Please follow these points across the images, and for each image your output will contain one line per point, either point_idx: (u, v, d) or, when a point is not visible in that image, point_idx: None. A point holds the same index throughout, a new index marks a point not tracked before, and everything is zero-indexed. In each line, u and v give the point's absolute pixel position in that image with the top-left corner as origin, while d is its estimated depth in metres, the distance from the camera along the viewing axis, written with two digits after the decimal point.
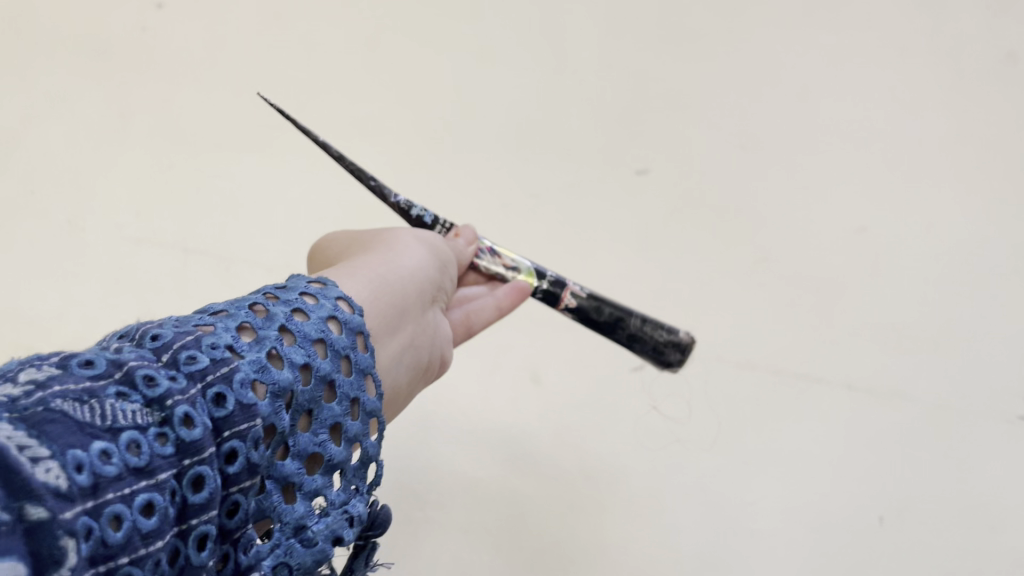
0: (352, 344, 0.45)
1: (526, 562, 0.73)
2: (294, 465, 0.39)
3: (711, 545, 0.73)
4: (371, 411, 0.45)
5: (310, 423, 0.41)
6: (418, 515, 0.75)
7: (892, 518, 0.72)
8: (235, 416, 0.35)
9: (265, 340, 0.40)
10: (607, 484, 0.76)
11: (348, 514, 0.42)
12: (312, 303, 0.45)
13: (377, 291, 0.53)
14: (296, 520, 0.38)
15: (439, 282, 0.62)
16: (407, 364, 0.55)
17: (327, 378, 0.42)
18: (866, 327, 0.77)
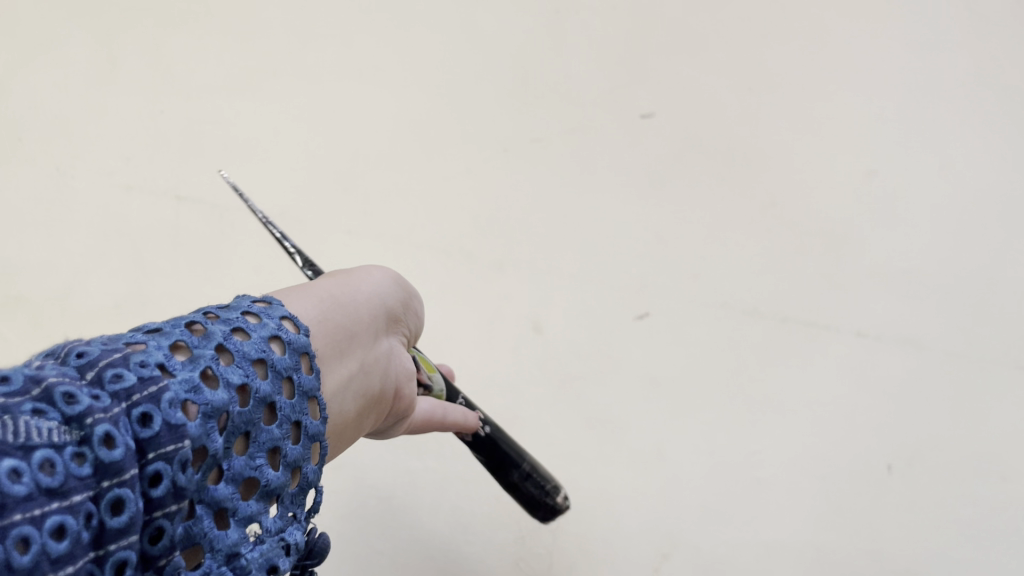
0: (296, 365, 0.37)
1: (528, 511, 0.72)
2: (227, 489, 0.32)
3: (719, 495, 0.70)
4: (315, 436, 0.37)
5: (247, 446, 0.33)
6: (417, 468, 0.74)
7: (901, 467, 0.70)
8: (161, 437, 0.28)
9: (201, 357, 0.32)
10: (611, 434, 0.73)
11: (285, 542, 0.34)
12: (254, 321, 0.37)
13: (326, 310, 0.44)
14: (230, 547, 0.31)
15: (400, 314, 0.53)
16: (358, 395, 0.45)
17: (268, 399, 0.34)
18: (875, 276, 0.76)
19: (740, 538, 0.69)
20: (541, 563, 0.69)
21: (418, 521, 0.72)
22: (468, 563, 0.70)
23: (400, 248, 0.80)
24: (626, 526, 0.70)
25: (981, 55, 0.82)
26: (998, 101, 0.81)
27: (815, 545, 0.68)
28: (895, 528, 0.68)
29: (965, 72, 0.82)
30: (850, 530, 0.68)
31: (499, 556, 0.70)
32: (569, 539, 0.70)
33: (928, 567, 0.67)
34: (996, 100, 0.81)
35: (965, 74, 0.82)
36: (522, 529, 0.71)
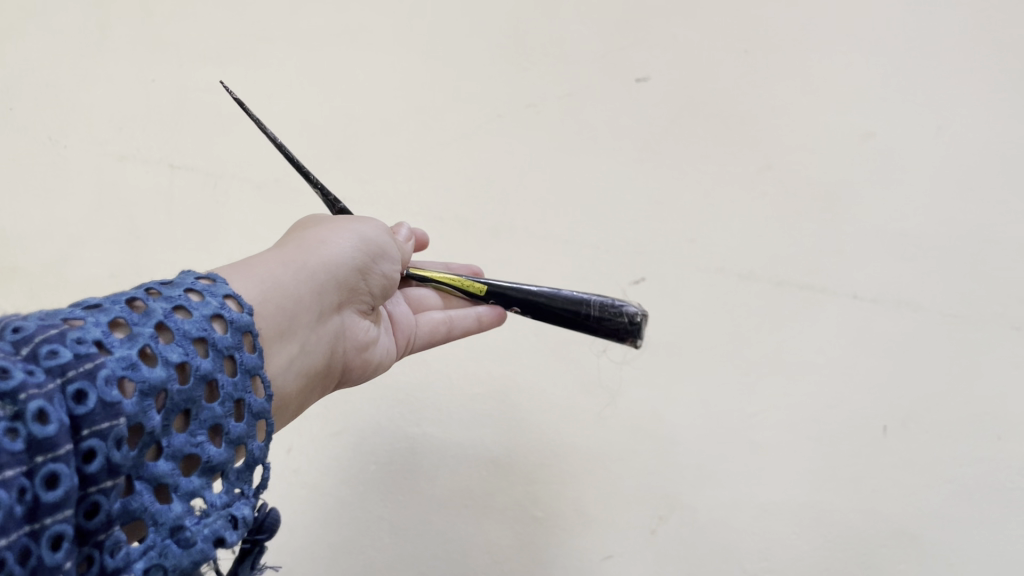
0: (237, 344, 0.42)
1: (527, 474, 0.72)
2: (168, 466, 0.36)
3: (715, 459, 0.71)
4: (258, 412, 0.42)
5: (187, 423, 0.38)
6: (414, 433, 0.75)
7: (896, 428, 0.70)
8: (95, 415, 0.31)
9: (139, 336, 0.36)
10: (608, 399, 0.74)
11: (230, 515, 0.38)
12: (197, 300, 0.41)
13: (266, 293, 0.48)
14: (173, 520, 0.35)
15: (359, 280, 0.56)
16: (296, 373, 0.51)
17: (208, 377, 0.39)
18: (871, 238, 0.76)
19: (732, 499, 0.69)
20: (540, 527, 0.70)
21: (420, 487, 0.73)
22: (464, 527, 0.71)
23: (396, 215, 0.80)
24: (620, 489, 0.71)
25: (982, 13, 0.81)
26: (998, 59, 0.80)
27: (808, 506, 0.69)
28: (889, 489, 0.69)
29: (965, 30, 0.81)
30: (842, 490, 0.69)
31: (496, 519, 0.71)
32: (566, 502, 0.71)
33: (919, 528, 0.68)
34: (996, 56, 0.80)
35: (965, 31, 0.81)
36: (520, 493, 0.71)
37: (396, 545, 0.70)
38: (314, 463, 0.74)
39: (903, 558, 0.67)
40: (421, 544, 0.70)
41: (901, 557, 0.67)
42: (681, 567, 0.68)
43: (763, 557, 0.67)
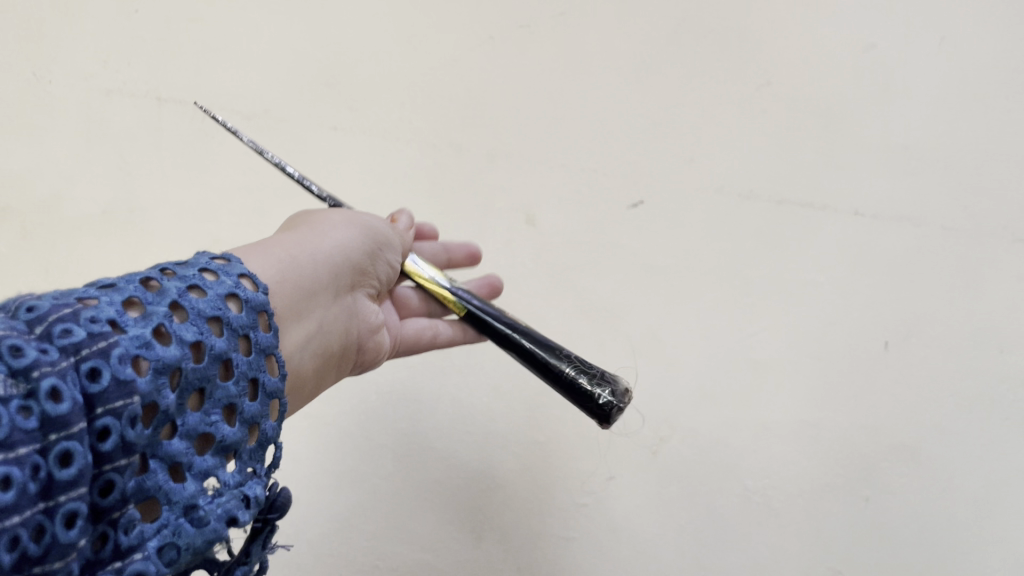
0: (252, 323, 0.42)
1: (527, 399, 0.73)
2: (182, 444, 0.36)
3: (717, 379, 0.71)
4: (271, 393, 0.42)
5: (202, 402, 0.37)
6: (414, 362, 0.75)
7: (898, 342, 0.70)
8: (109, 393, 0.31)
9: (154, 315, 0.36)
10: (607, 322, 0.73)
11: (243, 495, 0.38)
12: (212, 280, 0.41)
13: (287, 271, 0.49)
14: (187, 499, 0.35)
15: (368, 264, 0.58)
16: (314, 351, 0.51)
17: (223, 355, 0.39)
18: (873, 153, 0.75)
19: (733, 419, 0.70)
20: (543, 451, 0.71)
21: (421, 413, 0.73)
22: (467, 451, 0.72)
23: (390, 144, 0.79)
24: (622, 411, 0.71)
25: None
26: None
27: (810, 424, 0.69)
28: (891, 404, 0.69)
29: None
30: (843, 406, 0.69)
31: (498, 443, 0.72)
32: (569, 426, 0.72)
33: (921, 439, 0.68)
34: None
35: None
36: (521, 418, 0.72)
37: (400, 473, 0.71)
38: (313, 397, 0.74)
39: (905, 471, 0.68)
40: (423, 469, 0.71)
41: (903, 470, 0.68)
42: (684, 486, 0.69)
43: (765, 474, 0.68)
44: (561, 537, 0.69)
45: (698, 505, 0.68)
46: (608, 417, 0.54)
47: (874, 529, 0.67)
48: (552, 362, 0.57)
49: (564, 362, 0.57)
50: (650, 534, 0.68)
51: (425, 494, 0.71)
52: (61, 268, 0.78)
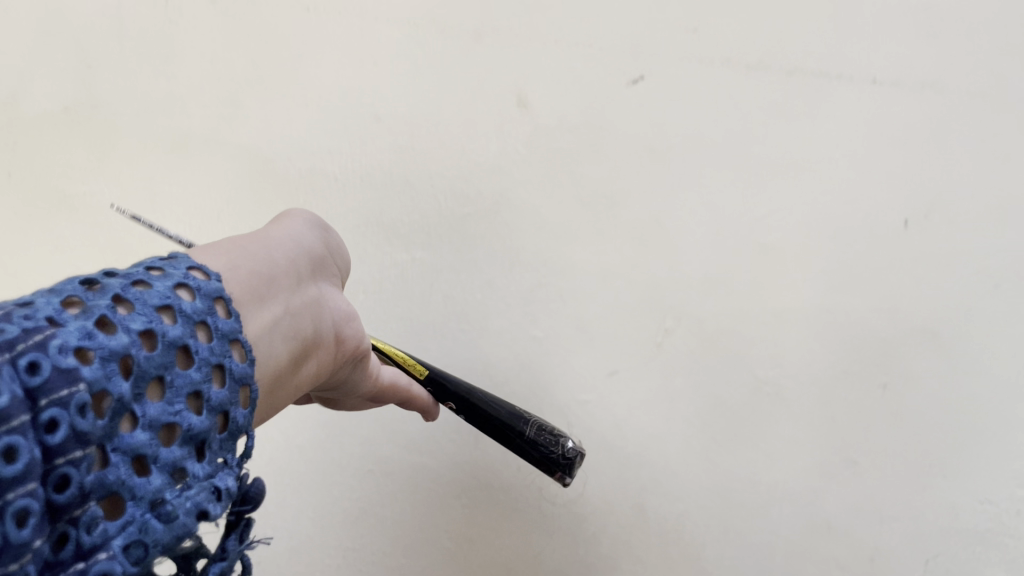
0: (210, 309, 0.36)
1: (524, 295, 0.69)
2: (146, 436, 0.31)
3: (724, 266, 0.67)
4: (243, 379, 0.37)
5: (163, 392, 0.32)
6: (402, 259, 0.71)
7: (919, 219, 0.65)
8: (51, 382, 0.27)
9: (95, 307, 0.31)
10: (606, 209, 0.69)
11: (214, 487, 0.33)
12: (158, 274, 0.36)
13: (238, 258, 0.42)
14: (153, 494, 0.30)
15: (324, 257, 0.51)
16: (289, 339, 0.43)
17: (181, 342, 0.33)
18: (898, 9, 0.67)
19: (740, 308, 0.66)
20: (540, 347, 0.69)
21: (413, 313, 0.71)
22: (462, 353, 0.70)
23: (366, 22, 0.73)
24: (623, 303, 0.68)
25: None
26: None
27: (824, 309, 0.65)
28: (911, 287, 0.65)
29: None
30: (858, 289, 0.65)
31: (494, 341, 0.69)
32: (567, 322, 0.69)
33: (942, 322, 0.64)
34: None
35: None
36: (518, 313, 0.69)
37: None
38: None
39: (926, 355, 0.64)
40: None
41: (925, 354, 0.64)
42: (691, 378, 0.66)
43: (776, 363, 0.65)
44: (561, 434, 0.67)
45: (705, 398, 0.66)
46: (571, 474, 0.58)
47: (892, 417, 0.64)
48: (523, 420, 0.59)
49: (535, 423, 0.59)
50: (655, 428, 0.66)
51: None
52: (44, 177, 0.75)
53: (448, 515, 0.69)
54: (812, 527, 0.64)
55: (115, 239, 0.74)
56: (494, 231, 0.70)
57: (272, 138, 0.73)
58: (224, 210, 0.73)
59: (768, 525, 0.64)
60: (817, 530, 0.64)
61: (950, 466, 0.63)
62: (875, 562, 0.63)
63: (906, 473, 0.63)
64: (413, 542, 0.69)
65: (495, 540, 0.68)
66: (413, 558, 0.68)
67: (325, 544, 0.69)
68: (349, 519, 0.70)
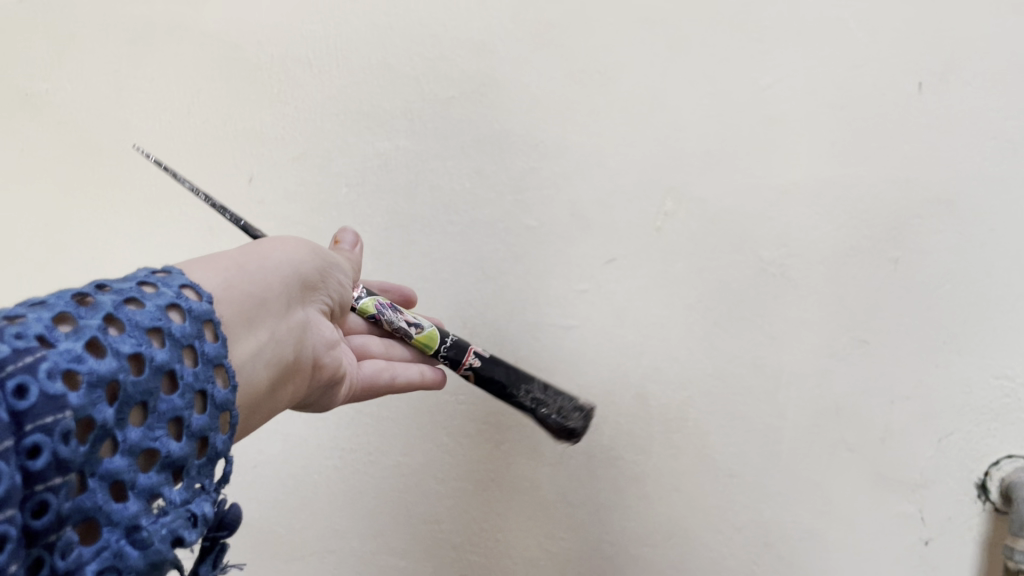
0: (196, 333, 0.38)
1: (515, 181, 0.66)
2: (125, 461, 0.32)
3: (726, 140, 0.63)
4: (222, 404, 0.39)
5: (144, 417, 0.34)
6: (385, 148, 0.68)
7: (934, 83, 0.60)
8: (38, 408, 0.29)
9: (87, 328, 0.32)
10: (599, 85, 0.64)
11: (190, 513, 0.35)
12: (150, 293, 0.37)
13: (236, 281, 0.44)
14: (129, 520, 0.32)
15: (319, 278, 0.52)
16: (267, 363, 0.45)
17: (166, 367, 0.35)
18: None
19: (742, 186, 0.63)
20: (535, 237, 0.66)
21: (401, 206, 0.68)
22: (454, 245, 0.67)
23: None
24: (620, 184, 0.64)
25: None
26: None
27: (832, 183, 0.62)
28: (926, 155, 0.60)
29: None
30: (868, 160, 0.61)
31: (487, 231, 0.66)
32: (561, 207, 0.65)
33: (959, 190, 0.60)
34: None
35: None
36: (510, 202, 0.66)
37: (382, 273, 0.68)
38: (280, 196, 0.69)
39: (941, 227, 0.60)
40: (408, 268, 0.68)
41: (940, 227, 0.60)
42: (693, 263, 0.63)
43: (783, 242, 0.62)
44: (560, 326, 0.65)
45: (708, 282, 0.63)
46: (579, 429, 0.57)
47: (903, 294, 0.61)
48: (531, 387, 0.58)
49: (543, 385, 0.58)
50: (656, 315, 0.64)
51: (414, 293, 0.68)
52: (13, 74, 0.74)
53: (444, 410, 0.68)
54: (819, 410, 0.62)
55: (84, 137, 0.72)
56: (482, 115, 0.66)
57: (241, 25, 0.70)
58: (194, 105, 0.71)
59: (775, 410, 0.62)
60: (824, 413, 0.62)
61: (963, 343, 0.60)
62: (886, 442, 0.61)
63: (921, 352, 0.60)
64: (413, 439, 0.68)
65: (494, 437, 0.67)
66: (412, 455, 0.69)
67: (324, 445, 0.70)
68: (346, 419, 0.70)
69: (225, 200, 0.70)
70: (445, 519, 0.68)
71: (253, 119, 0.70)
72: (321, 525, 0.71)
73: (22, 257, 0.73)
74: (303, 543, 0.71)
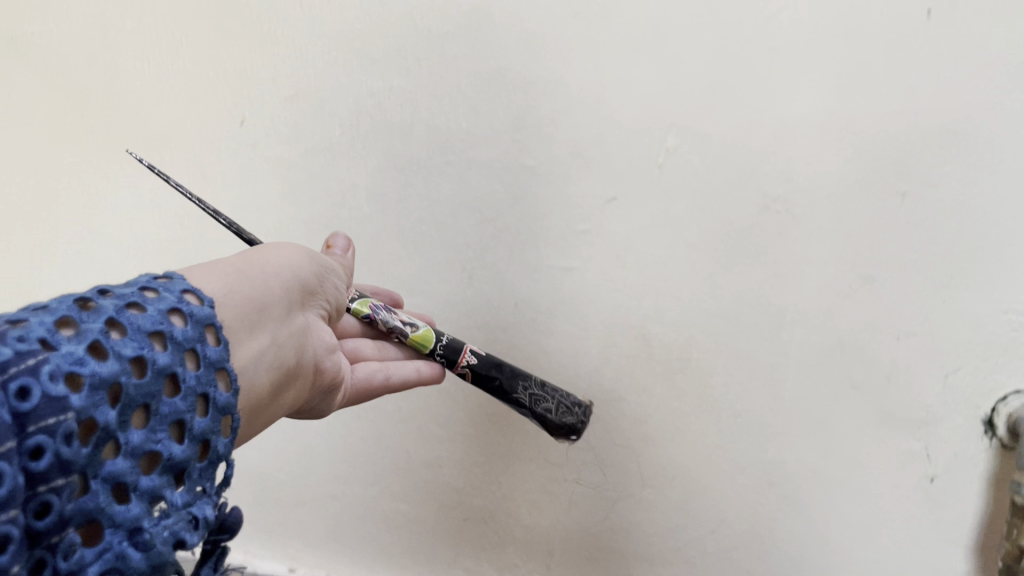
0: (200, 336, 0.36)
1: (512, 119, 0.64)
2: (127, 464, 0.31)
3: (728, 72, 0.60)
4: (226, 408, 0.37)
5: (147, 419, 0.32)
6: (378, 87, 0.66)
7: (944, 8, 0.57)
8: (40, 410, 0.27)
9: (88, 330, 0.31)
10: (594, 17, 0.61)
11: (193, 516, 0.33)
12: (152, 295, 0.35)
13: (235, 284, 0.41)
14: (131, 522, 0.30)
15: (316, 283, 0.50)
16: (269, 367, 0.42)
17: (169, 370, 0.33)
18: None
19: (746, 120, 0.60)
20: (535, 177, 0.64)
21: (396, 148, 0.66)
22: (450, 187, 0.66)
23: None
24: (620, 121, 0.62)
25: None
26: None
27: (839, 115, 0.59)
28: (936, 84, 0.57)
29: None
30: (876, 91, 0.58)
31: (485, 172, 0.65)
32: (559, 146, 0.64)
33: (970, 121, 0.57)
34: None
35: None
36: (506, 141, 0.64)
37: (379, 217, 0.68)
38: (273, 139, 0.68)
39: (950, 159, 0.58)
40: (405, 211, 0.67)
41: (949, 159, 0.58)
42: (695, 201, 0.62)
43: (787, 178, 0.60)
44: (560, 268, 0.65)
45: (710, 220, 0.62)
46: (580, 429, 0.57)
47: (910, 229, 0.59)
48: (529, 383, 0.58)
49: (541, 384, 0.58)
50: (656, 256, 0.63)
51: (412, 237, 0.67)
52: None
53: None
54: (823, 349, 0.61)
55: (74, 82, 0.70)
56: (472, 51, 0.64)
57: None
58: (183, 45, 0.68)
59: (779, 349, 0.62)
60: (829, 352, 0.61)
61: (971, 277, 0.58)
62: (891, 380, 0.60)
63: (928, 288, 0.59)
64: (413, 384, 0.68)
65: None
66: (412, 400, 0.68)
67: None
68: None
69: (217, 144, 0.69)
70: (447, 463, 0.68)
71: (243, 60, 0.68)
72: (323, 472, 0.72)
73: (23, 203, 0.73)
74: (305, 490, 0.72)
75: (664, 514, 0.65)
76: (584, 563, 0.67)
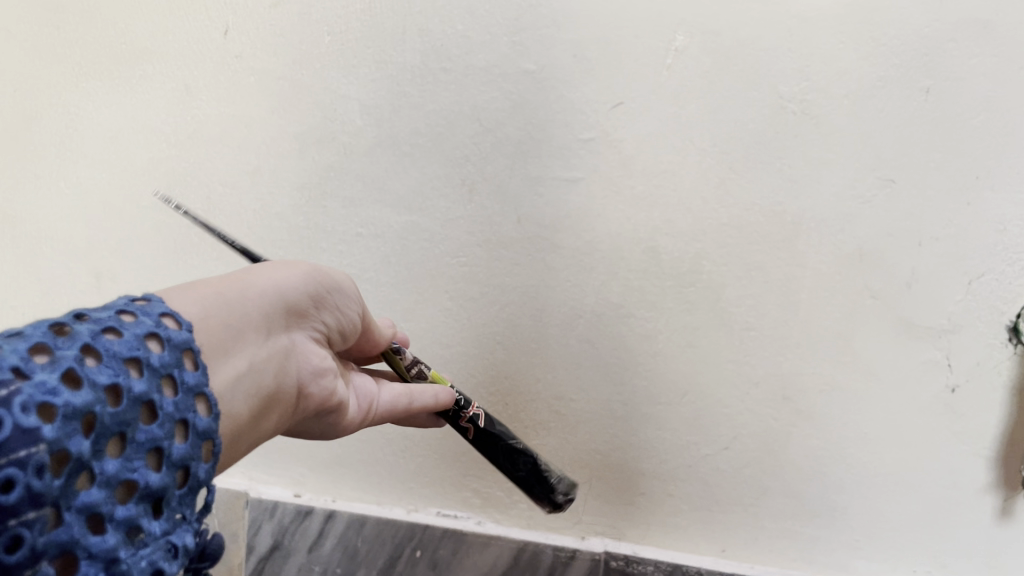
0: (178, 361, 0.33)
1: (511, 21, 0.61)
2: (101, 494, 0.28)
3: None
4: (206, 432, 0.34)
5: (123, 447, 0.30)
6: None
7: None
8: (13, 442, 0.25)
9: (63, 358, 0.28)
10: None
11: (170, 545, 0.31)
12: (129, 319, 0.33)
13: (213, 308, 0.38)
14: (107, 553, 0.28)
15: (313, 303, 0.47)
16: (245, 394, 0.39)
17: (145, 398, 0.31)
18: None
19: (757, 13, 0.57)
20: (534, 83, 0.61)
21: (388, 55, 0.63)
22: (447, 95, 0.62)
23: None
24: (622, 17, 0.59)
25: None
26: None
27: (856, 5, 0.56)
28: None
29: None
30: None
31: (483, 80, 0.62)
32: (560, 49, 0.60)
33: (996, 9, 0.54)
34: None
35: None
36: (505, 45, 0.61)
37: (373, 129, 0.64)
38: (261, 49, 0.65)
39: (976, 50, 0.55)
40: (399, 123, 0.64)
41: (975, 50, 0.55)
42: (705, 103, 0.59)
43: (803, 76, 0.57)
44: (564, 179, 0.61)
45: (721, 124, 0.59)
46: (562, 500, 0.54)
47: (933, 127, 0.56)
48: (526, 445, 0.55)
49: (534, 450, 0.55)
50: (665, 163, 0.60)
51: (406, 150, 0.64)
52: None
53: (446, 274, 0.65)
54: (841, 258, 0.58)
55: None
56: None
57: None
58: None
59: (794, 258, 0.59)
60: (847, 261, 0.58)
61: (997, 176, 0.56)
62: (912, 287, 0.57)
63: (951, 189, 0.56)
64: (415, 304, 0.66)
65: (498, 299, 0.64)
66: (415, 321, 0.66)
67: None
68: None
69: (201, 55, 0.67)
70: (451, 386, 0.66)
71: None
72: None
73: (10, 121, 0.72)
74: None
75: (674, 433, 0.62)
76: (593, 482, 0.65)
